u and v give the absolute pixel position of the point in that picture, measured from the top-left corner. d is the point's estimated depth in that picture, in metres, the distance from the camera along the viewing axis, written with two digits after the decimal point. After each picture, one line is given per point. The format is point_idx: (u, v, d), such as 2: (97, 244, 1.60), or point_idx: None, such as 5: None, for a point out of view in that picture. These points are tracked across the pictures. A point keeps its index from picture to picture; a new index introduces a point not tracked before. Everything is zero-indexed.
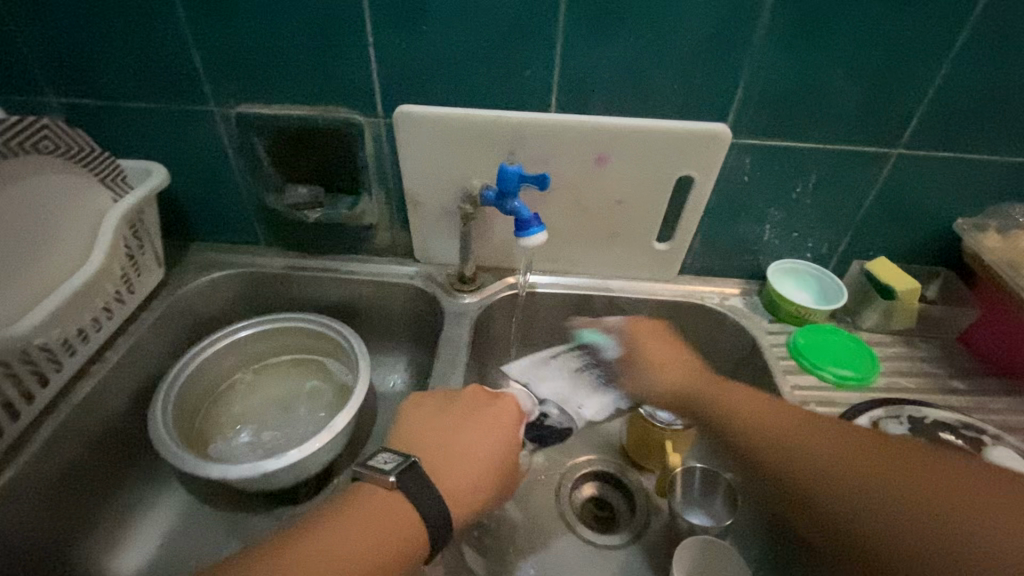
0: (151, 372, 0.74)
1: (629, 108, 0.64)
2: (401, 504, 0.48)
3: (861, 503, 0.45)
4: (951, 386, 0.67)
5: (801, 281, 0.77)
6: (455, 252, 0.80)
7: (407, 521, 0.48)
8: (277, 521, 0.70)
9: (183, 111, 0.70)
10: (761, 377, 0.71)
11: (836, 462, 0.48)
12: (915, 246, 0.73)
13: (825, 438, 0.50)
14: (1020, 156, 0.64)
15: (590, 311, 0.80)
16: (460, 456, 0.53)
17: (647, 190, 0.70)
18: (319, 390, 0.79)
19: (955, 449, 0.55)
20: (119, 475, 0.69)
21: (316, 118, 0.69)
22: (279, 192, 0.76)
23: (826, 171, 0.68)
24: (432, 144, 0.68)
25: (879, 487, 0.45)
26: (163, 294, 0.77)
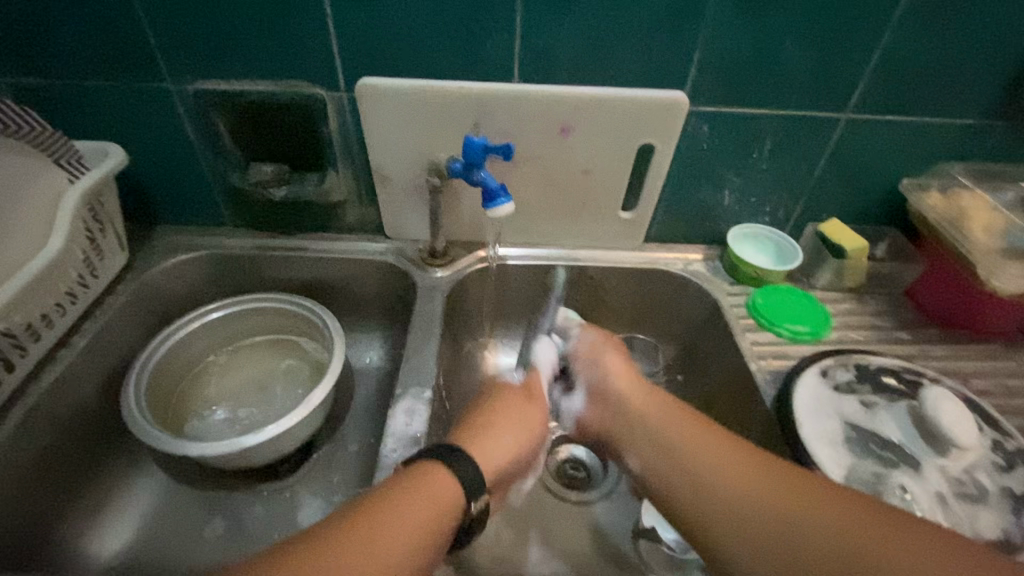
0: (120, 356, 0.73)
1: (591, 77, 0.65)
2: (455, 485, 0.47)
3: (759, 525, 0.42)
4: (896, 337, 0.72)
5: (759, 245, 0.80)
6: (425, 227, 0.80)
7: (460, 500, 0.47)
8: (257, 496, 0.71)
9: (138, 88, 0.68)
10: (722, 336, 0.74)
11: (762, 486, 0.44)
12: (863, 207, 0.77)
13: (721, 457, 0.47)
14: (957, 118, 0.68)
15: (559, 281, 0.82)
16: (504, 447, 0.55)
17: (611, 160, 0.72)
18: (294, 368, 0.79)
19: (896, 392, 0.59)
20: (94, 458, 0.68)
21: (277, 93, 0.68)
22: (242, 171, 0.75)
23: (780, 136, 0.70)
24: (397, 118, 0.68)
25: (808, 520, 0.41)
26: (129, 277, 0.76)
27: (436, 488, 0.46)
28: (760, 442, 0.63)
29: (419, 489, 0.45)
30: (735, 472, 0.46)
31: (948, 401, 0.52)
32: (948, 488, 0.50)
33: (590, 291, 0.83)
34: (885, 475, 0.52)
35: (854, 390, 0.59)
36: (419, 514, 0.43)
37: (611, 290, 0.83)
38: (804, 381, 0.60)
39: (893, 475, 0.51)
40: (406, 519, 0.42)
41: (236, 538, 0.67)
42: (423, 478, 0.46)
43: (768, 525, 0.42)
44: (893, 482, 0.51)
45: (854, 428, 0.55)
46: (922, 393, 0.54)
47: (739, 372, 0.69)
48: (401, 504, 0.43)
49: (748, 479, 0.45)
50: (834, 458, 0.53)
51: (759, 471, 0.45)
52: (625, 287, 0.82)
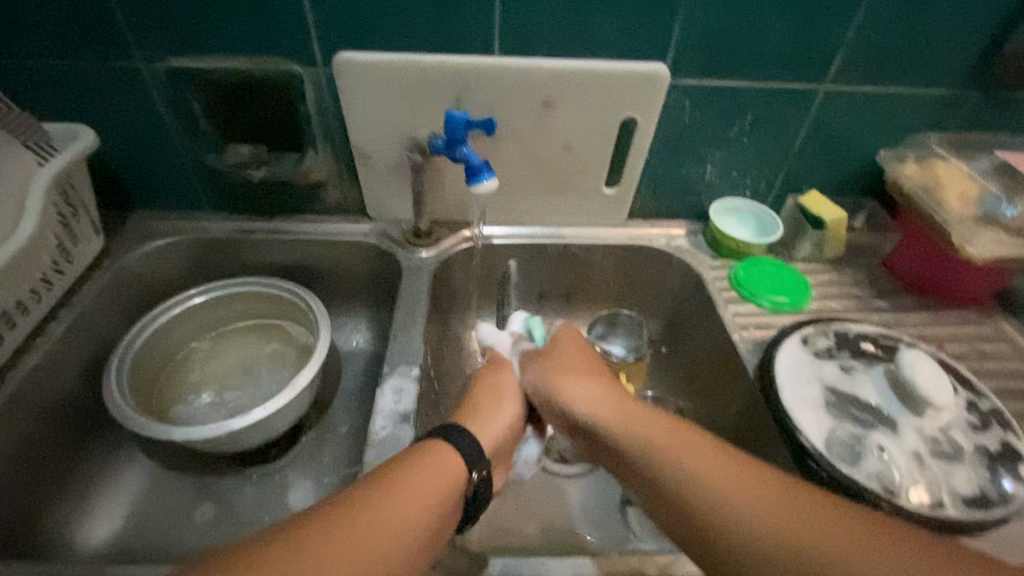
0: (100, 344, 0.72)
1: (572, 51, 0.65)
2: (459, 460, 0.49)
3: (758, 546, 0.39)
4: (874, 305, 0.73)
5: (740, 218, 0.81)
6: (409, 207, 0.80)
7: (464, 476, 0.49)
8: (246, 480, 0.71)
9: (106, 67, 0.66)
10: (706, 309, 0.75)
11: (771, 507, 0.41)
12: (842, 179, 0.78)
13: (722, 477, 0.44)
14: (933, 87, 0.69)
15: (545, 259, 0.82)
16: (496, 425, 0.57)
17: (594, 135, 0.71)
18: (279, 352, 0.79)
19: (873, 357, 0.60)
20: (77, 447, 0.67)
21: (252, 70, 0.66)
22: (219, 152, 0.74)
23: (761, 109, 0.71)
24: (376, 94, 0.67)
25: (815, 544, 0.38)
26: (105, 264, 0.74)
27: (443, 463, 0.48)
28: (743, 410, 0.64)
29: (425, 465, 0.47)
30: (728, 487, 0.43)
31: (924, 362, 0.53)
32: (924, 447, 0.52)
33: (575, 269, 0.84)
34: (863, 436, 0.53)
35: (833, 356, 0.60)
36: (430, 488, 0.45)
37: (596, 267, 0.83)
38: (785, 349, 0.61)
39: (871, 436, 0.53)
40: (420, 492, 0.44)
41: (226, 521, 0.67)
42: (429, 455, 0.48)
43: (765, 549, 0.39)
44: (872, 442, 0.52)
45: (833, 392, 0.57)
46: (900, 357, 0.55)
47: (723, 344, 0.70)
48: (412, 477, 0.45)
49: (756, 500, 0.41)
50: (814, 421, 0.55)
51: (755, 488, 0.42)
52: (610, 264, 0.83)
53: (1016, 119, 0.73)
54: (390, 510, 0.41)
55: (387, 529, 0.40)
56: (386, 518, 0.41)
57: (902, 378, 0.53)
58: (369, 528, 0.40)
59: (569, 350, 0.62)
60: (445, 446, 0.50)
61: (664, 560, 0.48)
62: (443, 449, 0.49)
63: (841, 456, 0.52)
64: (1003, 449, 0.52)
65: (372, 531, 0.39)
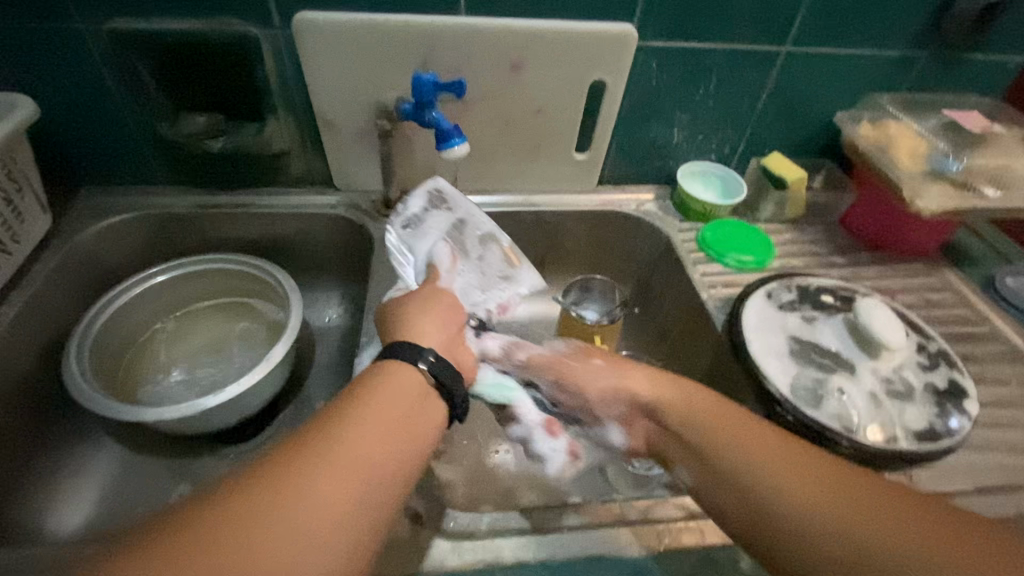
0: (57, 326, 0.69)
1: (539, 10, 0.64)
2: (412, 368, 0.46)
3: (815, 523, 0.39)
4: (833, 261, 0.77)
5: (707, 181, 0.82)
6: (377, 176, 0.78)
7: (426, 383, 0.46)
8: (223, 459, 0.70)
9: (41, 29, 0.61)
10: (675, 270, 0.77)
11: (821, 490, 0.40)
12: (802, 140, 0.81)
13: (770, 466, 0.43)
14: (887, 49, 0.72)
15: (518, 226, 0.82)
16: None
17: (562, 98, 0.71)
18: (250, 330, 0.77)
19: (832, 308, 0.64)
20: (40, 434, 0.65)
21: (203, 32, 0.63)
22: (173, 121, 0.70)
23: (725, 71, 0.72)
24: (340, 56, 0.65)
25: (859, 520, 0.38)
26: (56, 242, 0.70)
27: (399, 384, 0.44)
28: (714, 364, 0.67)
29: (375, 390, 0.43)
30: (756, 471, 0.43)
31: (879, 309, 0.56)
32: (880, 387, 0.55)
33: (547, 235, 0.84)
34: (825, 380, 0.56)
35: (796, 309, 0.63)
36: (394, 411, 0.42)
37: (568, 234, 0.84)
38: (751, 303, 0.63)
39: (832, 379, 0.56)
40: (385, 421, 0.41)
41: None
42: (379, 379, 0.44)
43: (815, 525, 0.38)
44: (833, 385, 0.56)
45: (797, 341, 0.60)
46: (856, 305, 0.58)
47: (692, 302, 0.72)
48: (369, 408, 0.41)
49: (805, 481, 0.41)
50: (780, 368, 0.57)
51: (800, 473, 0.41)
52: (582, 229, 0.84)
53: (960, 79, 0.77)
54: (357, 452, 0.38)
55: (367, 466, 0.38)
56: (359, 460, 0.38)
57: (860, 324, 0.56)
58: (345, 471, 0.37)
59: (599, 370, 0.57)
60: (387, 365, 0.45)
61: (644, 504, 0.50)
62: (389, 370, 0.45)
63: (805, 399, 0.55)
64: (949, 385, 0.57)
65: (351, 474, 0.37)
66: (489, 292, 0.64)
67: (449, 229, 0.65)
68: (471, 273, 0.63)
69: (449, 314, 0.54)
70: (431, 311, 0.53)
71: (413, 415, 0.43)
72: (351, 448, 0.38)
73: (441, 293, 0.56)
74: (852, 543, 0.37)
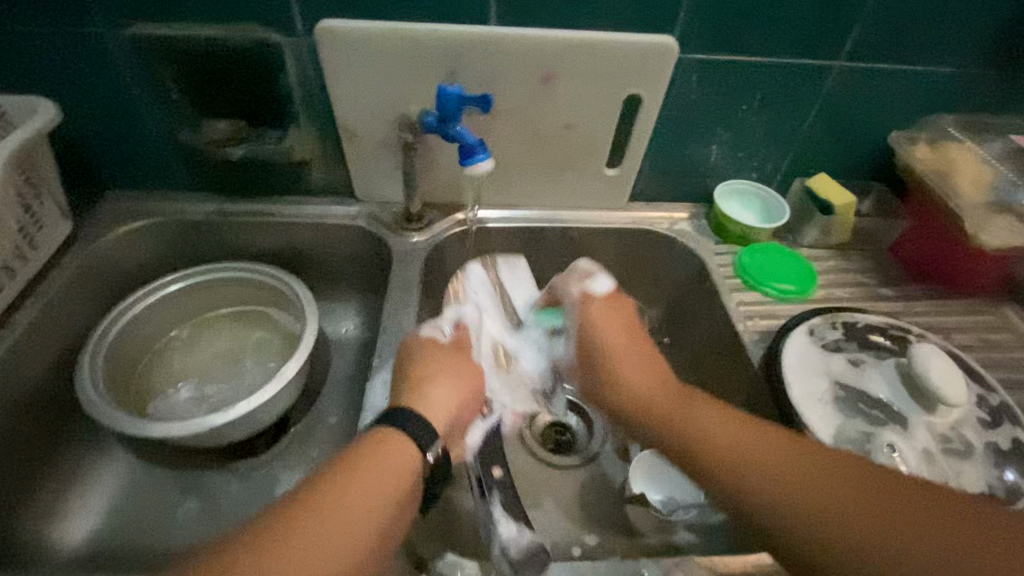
0: (74, 333, 0.68)
1: (574, 20, 0.61)
2: (410, 443, 0.46)
3: (701, 440, 0.48)
4: (881, 294, 0.71)
5: (745, 202, 0.77)
6: (399, 188, 0.75)
7: (418, 463, 0.46)
8: (233, 475, 0.68)
9: (66, 33, 0.60)
10: (709, 296, 0.72)
11: (721, 428, 0.49)
12: (853, 160, 0.75)
13: (691, 412, 0.51)
14: (951, 66, 0.66)
15: (543, 244, 0.79)
16: (446, 396, 0.52)
17: (595, 112, 0.68)
18: (265, 341, 0.75)
19: (882, 349, 0.59)
20: (51, 444, 0.64)
21: (226, 38, 0.62)
22: (194, 128, 0.69)
23: (771, 88, 0.67)
24: (363, 66, 0.62)
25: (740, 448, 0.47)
26: (75, 247, 0.70)
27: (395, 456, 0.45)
28: (750, 402, 0.63)
29: (361, 465, 0.43)
30: (752, 446, 0.47)
31: (938, 356, 0.51)
32: (935, 444, 0.51)
33: (573, 253, 0.80)
34: (874, 434, 0.51)
35: (841, 349, 0.58)
36: (379, 493, 0.42)
37: (594, 252, 0.80)
38: (792, 341, 0.59)
39: (883, 433, 0.51)
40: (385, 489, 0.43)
41: (211, 519, 0.64)
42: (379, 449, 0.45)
43: (707, 441, 0.48)
44: (882, 440, 0.51)
45: (844, 388, 0.55)
46: (912, 351, 0.52)
47: (726, 333, 0.68)
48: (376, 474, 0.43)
49: (715, 421, 0.49)
50: (823, 417, 0.53)
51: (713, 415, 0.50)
52: (610, 248, 0.80)
53: None
54: (332, 537, 0.39)
55: (340, 546, 0.39)
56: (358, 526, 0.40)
57: (915, 372, 0.51)
58: (317, 559, 0.38)
59: (617, 316, 0.61)
60: (389, 437, 0.46)
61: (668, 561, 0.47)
62: (378, 442, 0.45)
63: None
64: (1015, 446, 0.51)
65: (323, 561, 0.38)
66: (519, 395, 0.67)
67: (517, 320, 0.70)
68: (533, 362, 0.69)
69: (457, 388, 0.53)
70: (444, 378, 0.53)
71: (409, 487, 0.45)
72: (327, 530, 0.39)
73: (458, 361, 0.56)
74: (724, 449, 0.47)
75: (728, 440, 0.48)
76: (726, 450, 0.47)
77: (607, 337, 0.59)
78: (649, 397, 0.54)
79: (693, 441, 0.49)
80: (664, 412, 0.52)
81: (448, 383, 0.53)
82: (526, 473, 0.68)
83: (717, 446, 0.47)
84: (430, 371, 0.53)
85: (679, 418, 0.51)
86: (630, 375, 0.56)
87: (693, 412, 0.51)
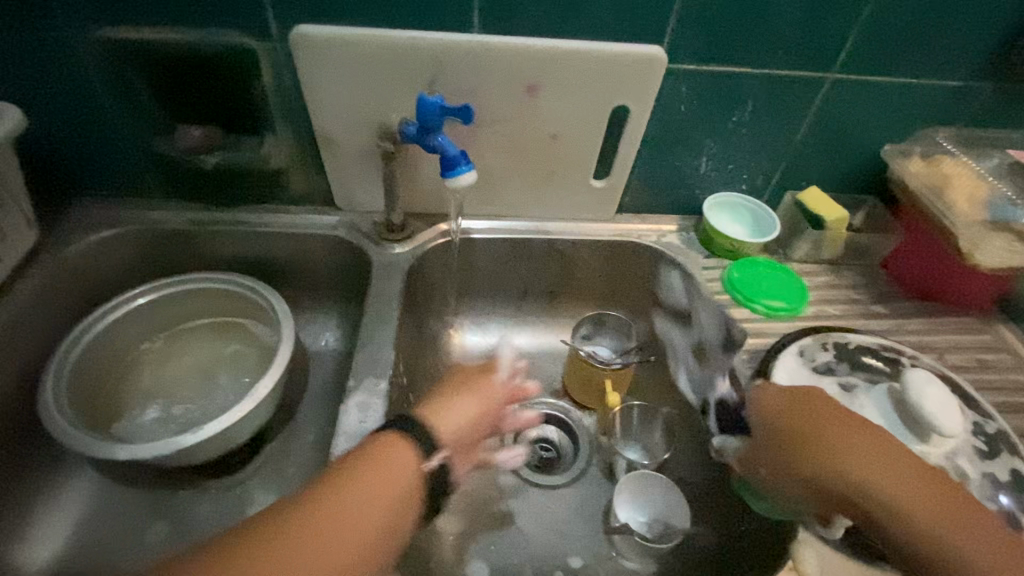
0: (39, 347, 0.65)
1: (560, 29, 0.59)
2: (408, 453, 0.45)
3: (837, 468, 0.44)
4: (873, 311, 0.70)
5: (734, 214, 0.76)
6: (380, 198, 0.73)
7: (421, 477, 0.45)
8: (204, 495, 0.66)
9: (30, 36, 0.58)
10: (696, 312, 0.71)
11: (865, 454, 0.44)
12: (845, 174, 0.73)
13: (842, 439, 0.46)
14: (946, 79, 0.64)
15: (529, 256, 0.76)
16: (457, 411, 0.49)
17: (581, 122, 0.65)
18: (240, 354, 0.73)
19: (875, 371, 0.57)
20: (12, 465, 0.62)
21: (199, 44, 0.60)
22: (167, 134, 0.67)
23: (761, 101, 0.65)
24: (342, 73, 0.60)
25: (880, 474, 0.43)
26: (41, 258, 0.67)
27: (392, 468, 0.43)
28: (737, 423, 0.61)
29: (361, 477, 0.42)
30: (890, 475, 0.43)
31: (932, 383, 0.49)
32: None
33: (559, 266, 0.78)
34: None
35: (833, 372, 0.57)
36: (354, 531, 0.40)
37: (581, 265, 0.78)
38: (781, 363, 0.57)
39: None
40: (376, 503, 0.41)
41: (180, 542, 0.62)
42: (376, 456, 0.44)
43: (843, 468, 0.44)
44: None
45: None
46: (905, 376, 0.51)
47: None
48: (371, 483, 0.42)
49: (860, 448, 0.45)
50: None
51: (867, 447, 0.45)
52: (596, 261, 0.77)
53: None
54: (330, 531, 0.39)
55: (320, 557, 0.38)
56: (346, 534, 0.39)
57: (908, 400, 0.49)
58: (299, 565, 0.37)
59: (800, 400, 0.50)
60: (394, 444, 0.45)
61: None
62: (390, 447, 0.44)
63: None
64: (1012, 477, 0.50)
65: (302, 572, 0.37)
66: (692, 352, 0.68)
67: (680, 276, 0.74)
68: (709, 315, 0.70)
69: (478, 405, 0.50)
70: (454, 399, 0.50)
71: (403, 502, 0.43)
72: (331, 519, 0.39)
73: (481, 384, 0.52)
74: (859, 475, 0.43)
75: (866, 466, 0.43)
76: (861, 474, 0.43)
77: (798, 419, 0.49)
78: (811, 427, 0.47)
79: (833, 469, 0.44)
80: (808, 437, 0.47)
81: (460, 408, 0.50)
82: (508, 495, 0.66)
83: (861, 476, 0.43)
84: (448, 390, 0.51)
85: (836, 449, 0.45)
86: (796, 418, 0.49)
87: (852, 442, 0.45)
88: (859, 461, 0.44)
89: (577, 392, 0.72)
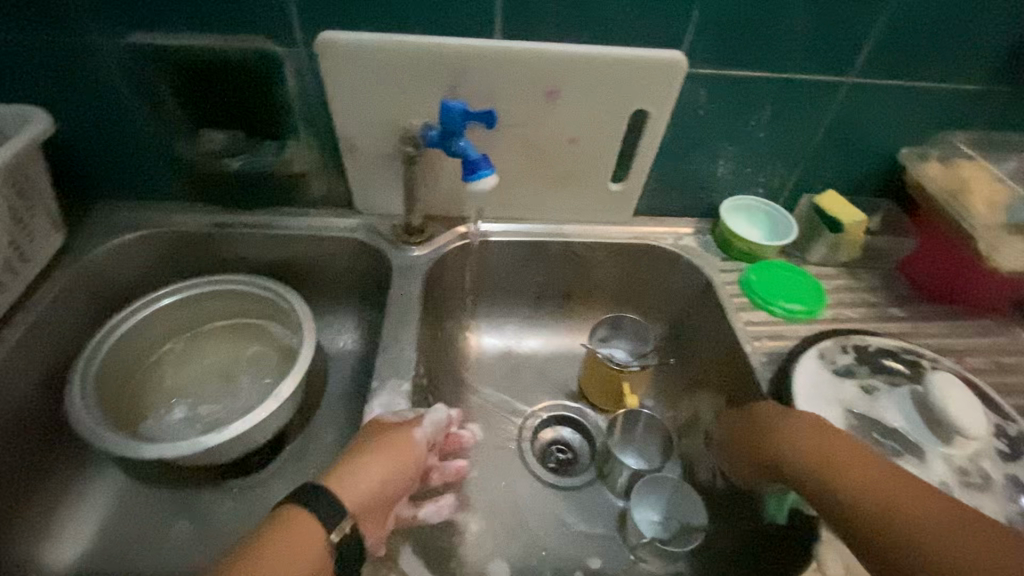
0: (66, 348, 0.66)
1: (581, 34, 0.60)
2: (314, 522, 0.44)
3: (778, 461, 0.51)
4: (891, 314, 0.70)
5: (751, 217, 0.76)
6: (399, 201, 0.74)
7: (328, 548, 0.44)
8: (226, 495, 0.66)
9: (60, 41, 0.59)
10: (714, 314, 0.71)
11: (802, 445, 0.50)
12: (862, 177, 0.74)
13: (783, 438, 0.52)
14: (964, 83, 0.64)
15: (546, 258, 0.77)
16: (369, 475, 0.49)
17: (600, 127, 0.66)
18: (260, 355, 0.74)
19: (896, 373, 0.57)
20: (40, 464, 0.62)
21: (224, 49, 0.60)
22: (191, 138, 0.68)
23: (779, 104, 0.66)
24: (365, 78, 0.61)
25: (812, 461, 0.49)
26: (67, 259, 0.68)
27: (297, 541, 0.43)
28: None
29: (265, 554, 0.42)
30: (825, 458, 0.48)
31: (955, 386, 0.50)
32: (953, 477, 0.49)
33: (575, 268, 0.78)
34: None
35: (853, 374, 0.57)
36: None
37: (598, 267, 0.78)
38: (802, 365, 0.57)
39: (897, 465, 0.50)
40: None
41: (203, 540, 0.63)
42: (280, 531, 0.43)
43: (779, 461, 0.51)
44: None
45: (856, 417, 0.54)
46: (928, 379, 0.51)
47: (733, 353, 0.66)
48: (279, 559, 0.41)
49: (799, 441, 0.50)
50: None
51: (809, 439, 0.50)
52: (613, 263, 0.78)
53: None
54: None
55: None
56: None
57: (931, 403, 0.50)
58: None
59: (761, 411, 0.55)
60: (296, 516, 0.44)
61: None
62: (293, 521, 0.44)
63: None
64: None
65: None
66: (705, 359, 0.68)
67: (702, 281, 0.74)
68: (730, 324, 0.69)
69: (391, 466, 0.50)
70: (363, 461, 0.49)
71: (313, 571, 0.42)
72: None
73: (397, 442, 0.52)
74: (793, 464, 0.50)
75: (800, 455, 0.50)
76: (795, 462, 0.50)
77: (754, 427, 0.55)
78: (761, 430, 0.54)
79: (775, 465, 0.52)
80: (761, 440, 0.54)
81: (376, 468, 0.49)
82: (527, 496, 0.67)
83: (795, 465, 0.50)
84: (366, 447, 0.51)
85: (776, 448, 0.52)
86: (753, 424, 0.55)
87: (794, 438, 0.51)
88: (791, 450, 0.50)
89: (594, 394, 0.73)
